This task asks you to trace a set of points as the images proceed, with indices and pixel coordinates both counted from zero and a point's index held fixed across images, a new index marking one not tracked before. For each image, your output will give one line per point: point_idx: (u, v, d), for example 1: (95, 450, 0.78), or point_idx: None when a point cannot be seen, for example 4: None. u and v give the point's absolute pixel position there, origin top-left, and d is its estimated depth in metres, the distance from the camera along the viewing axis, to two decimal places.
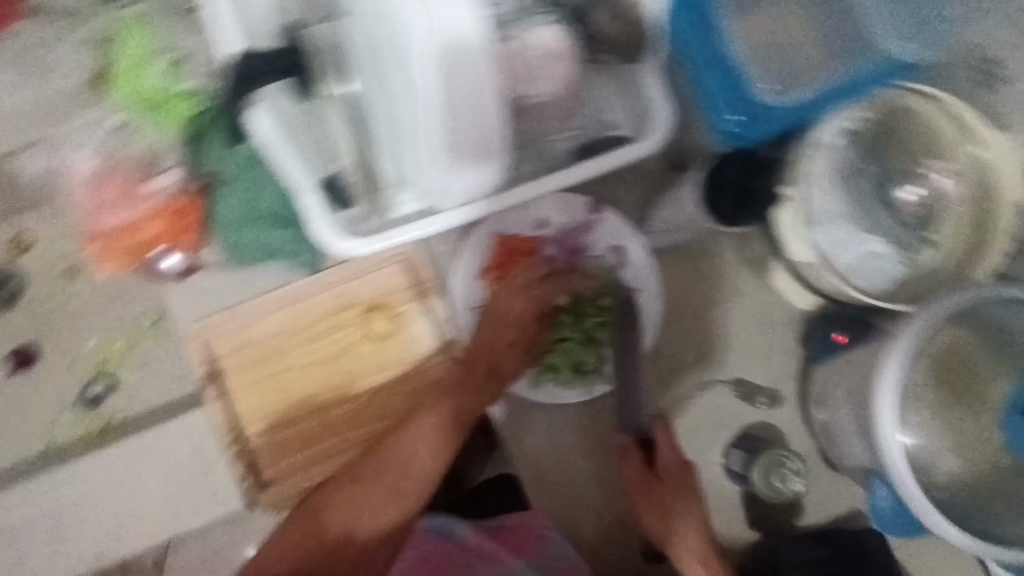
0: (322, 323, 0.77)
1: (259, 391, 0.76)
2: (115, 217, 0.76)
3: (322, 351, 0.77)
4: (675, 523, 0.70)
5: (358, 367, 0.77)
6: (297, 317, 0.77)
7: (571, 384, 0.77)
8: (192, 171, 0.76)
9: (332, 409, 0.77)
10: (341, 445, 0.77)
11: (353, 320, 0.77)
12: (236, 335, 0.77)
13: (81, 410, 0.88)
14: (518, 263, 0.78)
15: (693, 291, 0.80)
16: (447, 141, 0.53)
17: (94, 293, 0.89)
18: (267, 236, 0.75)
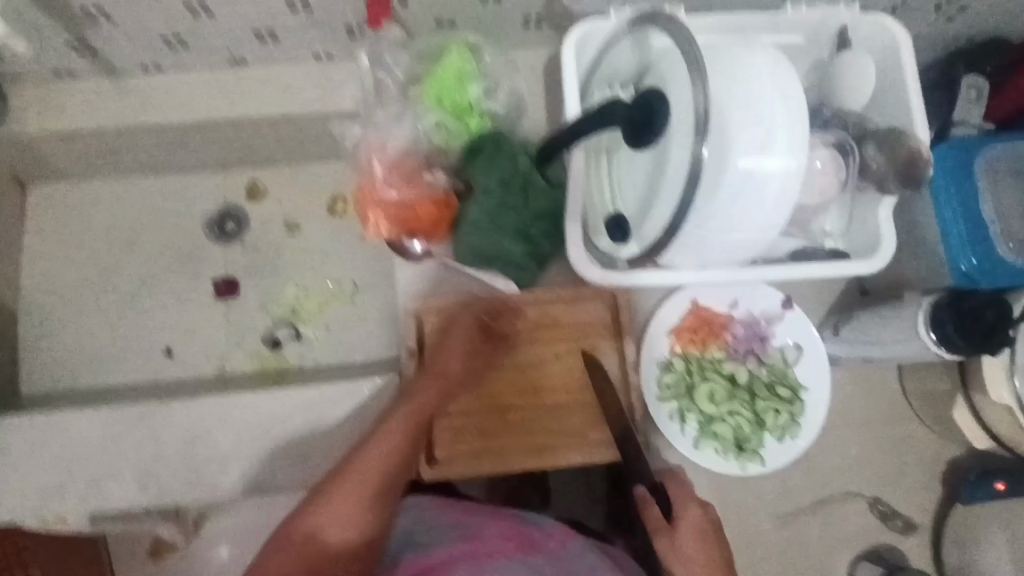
0: (525, 334, 0.85)
1: (454, 377, 0.84)
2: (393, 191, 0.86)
3: (519, 358, 0.85)
4: (691, 562, 0.72)
5: (544, 383, 0.84)
6: (505, 323, 0.86)
7: (729, 456, 0.83)
8: (456, 174, 0.86)
9: (512, 411, 0.83)
10: (511, 447, 0.83)
11: (553, 339, 0.85)
12: (449, 321, 0.85)
13: (263, 347, 0.97)
14: (709, 332, 0.86)
15: (854, 404, 0.86)
16: (732, 220, 0.66)
17: (314, 248, 1.01)
18: (502, 244, 0.83)
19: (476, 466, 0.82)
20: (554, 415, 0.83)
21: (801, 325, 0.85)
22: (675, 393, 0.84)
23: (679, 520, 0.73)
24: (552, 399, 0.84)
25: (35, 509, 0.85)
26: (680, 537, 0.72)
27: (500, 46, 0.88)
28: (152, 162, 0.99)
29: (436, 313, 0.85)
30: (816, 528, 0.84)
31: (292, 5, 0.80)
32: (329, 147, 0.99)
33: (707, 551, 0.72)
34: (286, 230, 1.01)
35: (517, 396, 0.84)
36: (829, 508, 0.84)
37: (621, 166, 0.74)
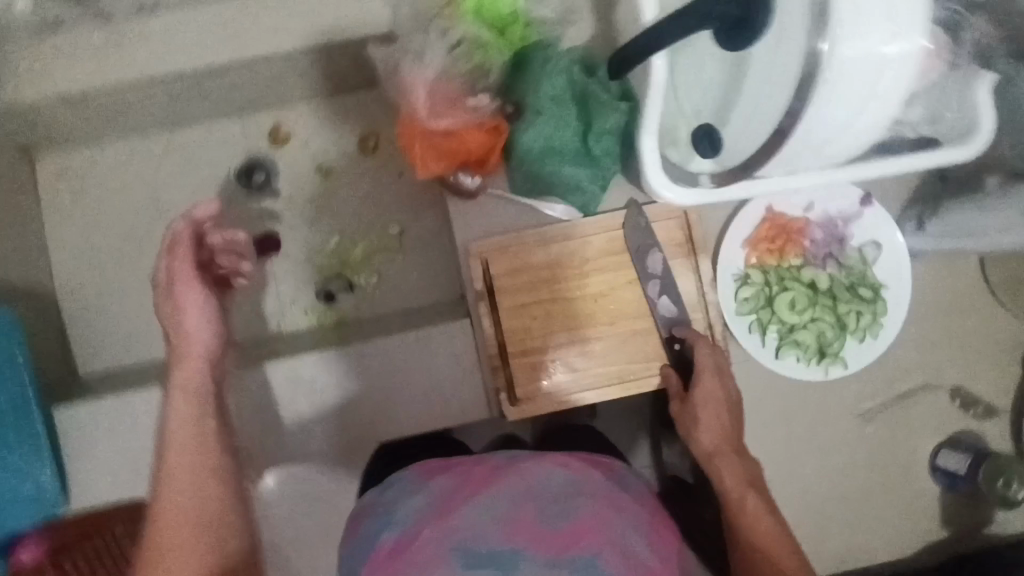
0: (594, 261, 0.82)
1: (527, 315, 0.81)
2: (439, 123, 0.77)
3: (590, 287, 0.81)
4: (699, 420, 0.76)
5: (621, 310, 0.81)
6: (572, 253, 0.82)
7: (812, 363, 0.82)
8: (500, 96, 0.80)
9: (589, 343, 0.81)
10: (593, 378, 0.81)
11: (622, 263, 0.82)
12: (516, 258, 0.81)
13: (314, 302, 0.94)
14: (785, 239, 0.82)
15: (935, 296, 0.84)
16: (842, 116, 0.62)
17: (352, 192, 0.95)
18: (562, 169, 0.79)
19: (559, 401, 0.81)
20: (631, 343, 0.81)
21: (880, 221, 0.82)
22: (754, 305, 0.81)
23: (695, 390, 0.77)
24: (629, 324, 0.81)
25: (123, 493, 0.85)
26: (695, 406, 0.76)
27: None
28: (164, 117, 0.92)
29: (498, 250, 0.81)
30: (899, 423, 0.85)
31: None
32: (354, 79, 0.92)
33: (719, 417, 0.76)
34: (320, 175, 0.96)
35: (593, 326, 0.81)
36: (912, 402, 0.85)
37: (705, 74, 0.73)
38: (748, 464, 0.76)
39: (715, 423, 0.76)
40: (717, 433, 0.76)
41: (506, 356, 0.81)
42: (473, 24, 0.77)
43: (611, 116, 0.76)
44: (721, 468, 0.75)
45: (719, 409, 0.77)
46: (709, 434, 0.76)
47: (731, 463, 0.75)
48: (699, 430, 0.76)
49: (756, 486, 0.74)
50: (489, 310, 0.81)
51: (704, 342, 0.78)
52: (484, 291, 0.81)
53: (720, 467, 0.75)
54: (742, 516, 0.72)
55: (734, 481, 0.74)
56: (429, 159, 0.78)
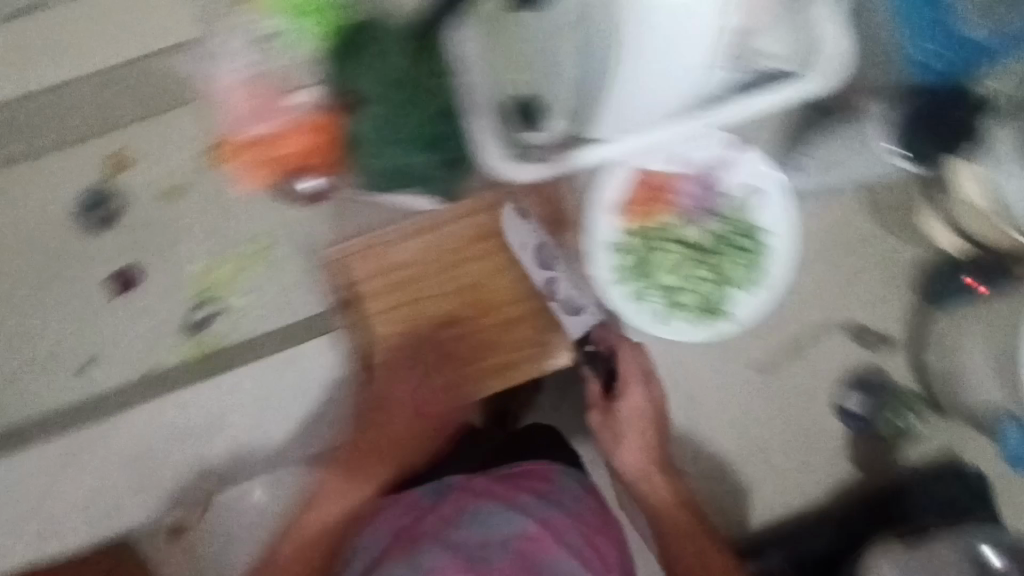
0: (457, 252, 0.78)
1: (399, 319, 0.78)
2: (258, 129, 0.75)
3: (456, 281, 0.78)
4: (623, 439, 0.77)
5: (493, 299, 0.78)
6: (435, 248, 0.77)
7: (700, 323, 0.79)
8: (333, 89, 0.71)
9: (465, 339, 0.78)
10: (475, 373, 0.79)
11: (486, 251, 0.78)
12: (374, 261, 0.77)
13: (183, 335, 0.88)
14: (656, 199, 0.77)
15: (817, 235, 0.81)
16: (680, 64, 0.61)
17: (201, 211, 0.87)
18: (409, 160, 0.72)
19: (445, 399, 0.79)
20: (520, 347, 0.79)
21: (759, 164, 0.77)
22: (634, 273, 0.78)
23: (621, 407, 0.77)
24: (504, 313, 0.79)
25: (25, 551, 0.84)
26: (619, 423, 0.77)
27: None
28: None
29: (357, 256, 0.77)
30: (799, 369, 0.82)
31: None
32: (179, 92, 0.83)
33: (642, 432, 0.77)
34: (164, 198, 0.87)
35: (468, 319, 0.79)
36: (812, 346, 0.82)
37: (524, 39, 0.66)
38: (676, 485, 0.78)
39: (640, 440, 0.77)
40: (641, 452, 0.77)
41: (381, 361, 0.79)
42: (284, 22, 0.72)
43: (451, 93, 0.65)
44: (650, 491, 0.77)
45: (644, 420, 0.77)
46: (635, 454, 0.77)
47: (657, 483, 0.77)
48: (624, 450, 0.77)
49: (687, 505, 0.77)
50: (361, 319, 0.79)
51: (631, 352, 0.78)
52: (350, 300, 0.78)
53: (645, 483, 0.78)
54: (671, 536, 0.76)
55: (665, 505, 0.77)
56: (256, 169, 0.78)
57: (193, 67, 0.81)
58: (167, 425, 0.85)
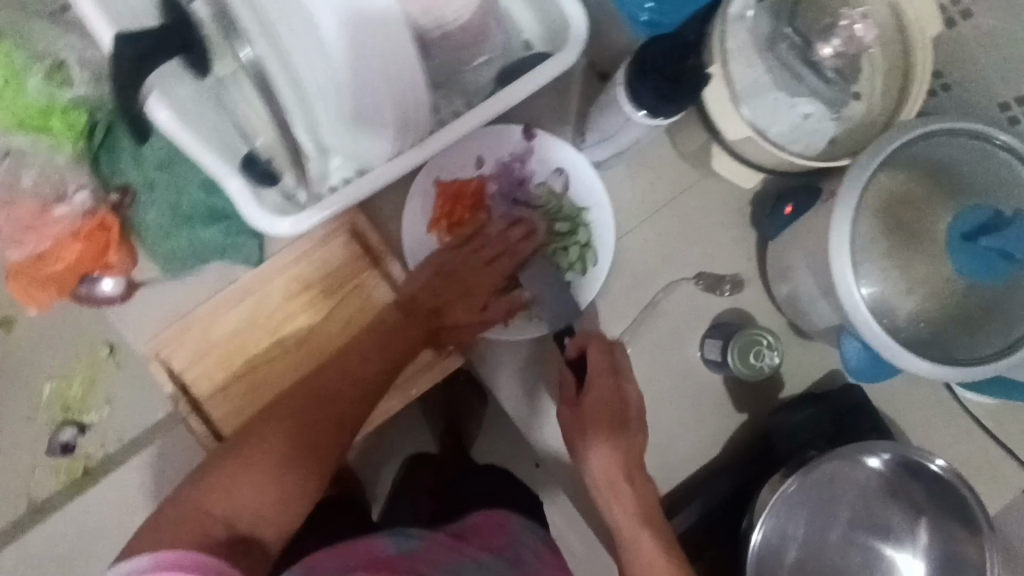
0: (280, 312, 0.75)
1: (232, 398, 0.74)
2: (32, 251, 0.71)
3: (288, 340, 0.75)
4: (592, 436, 0.70)
5: (330, 347, 0.75)
6: (254, 314, 0.75)
7: (541, 314, 0.76)
8: (102, 187, 0.72)
9: None
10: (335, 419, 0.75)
11: (309, 302, 0.76)
12: (196, 345, 0.74)
13: (56, 458, 0.86)
14: (462, 206, 0.76)
15: (637, 195, 0.80)
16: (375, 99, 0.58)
17: (40, 335, 0.86)
18: (199, 232, 0.73)
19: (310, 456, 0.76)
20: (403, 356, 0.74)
21: (554, 147, 0.77)
22: None
23: (589, 398, 0.71)
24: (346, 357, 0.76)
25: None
26: (590, 416, 0.70)
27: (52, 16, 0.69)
28: None
29: (173, 346, 0.74)
30: (659, 331, 0.80)
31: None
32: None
33: (615, 436, 0.70)
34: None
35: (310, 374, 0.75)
36: (661, 306, 0.80)
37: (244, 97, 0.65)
38: (643, 491, 0.70)
39: (612, 443, 0.70)
40: (611, 458, 0.70)
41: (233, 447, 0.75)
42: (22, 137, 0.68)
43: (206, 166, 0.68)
44: (609, 499, 0.70)
45: (617, 419, 0.71)
46: (602, 458, 0.70)
47: (620, 490, 0.70)
48: (591, 451, 0.70)
49: (651, 519, 0.69)
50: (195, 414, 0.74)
51: (600, 342, 0.73)
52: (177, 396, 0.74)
53: (610, 492, 0.70)
54: (626, 541, 0.69)
55: (625, 514, 0.69)
56: (42, 291, 0.73)
57: None
58: (65, 547, 0.86)
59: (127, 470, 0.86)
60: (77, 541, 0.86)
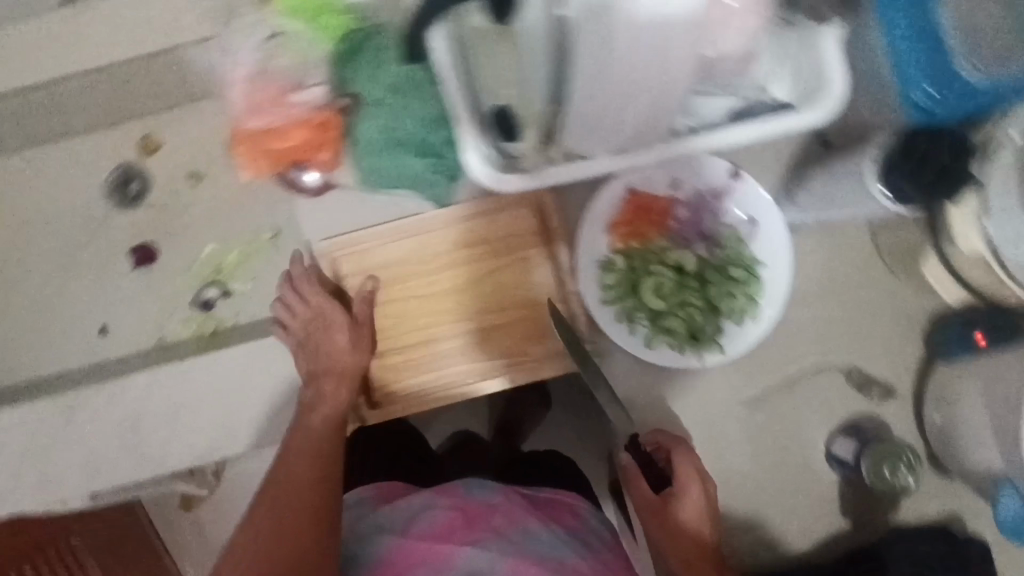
0: (444, 257, 0.79)
1: (377, 316, 0.79)
2: (262, 121, 0.74)
3: (441, 286, 0.79)
4: (682, 526, 0.72)
5: (476, 306, 0.78)
6: (423, 249, 0.79)
7: (683, 349, 0.77)
8: (336, 90, 0.74)
9: (445, 342, 0.79)
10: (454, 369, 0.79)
11: (472, 258, 0.79)
12: (366, 257, 0.79)
13: (194, 311, 0.93)
14: (648, 222, 0.77)
15: (819, 270, 0.78)
16: (644, 94, 0.57)
17: (215, 202, 0.93)
18: (406, 162, 0.75)
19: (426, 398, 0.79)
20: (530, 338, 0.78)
21: (756, 195, 0.77)
22: (619, 293, 0.77)
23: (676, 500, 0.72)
24: (484, 321, 0.78)
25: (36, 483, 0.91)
26: (675, 512, 0.72)
27: None
28: (25, 132, 0.91)
29: (346, 251, 0.79)
30: (786, 408, 0.79)
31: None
32: (185, 90, 0.88)
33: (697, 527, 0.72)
34: (190, 184, 0.93)
35: (449, 324, 0.79)
36: (800, 387, 0.79)
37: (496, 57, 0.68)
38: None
39: (695, 524, 0.72)
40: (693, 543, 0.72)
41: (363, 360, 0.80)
42: (290, 20, 0.73)
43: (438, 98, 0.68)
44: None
45: (703, 522, 0.72)
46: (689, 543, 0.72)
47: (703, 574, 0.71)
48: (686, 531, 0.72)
49: None
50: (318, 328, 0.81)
51: (688, 448, 0.73)
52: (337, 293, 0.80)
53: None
54: None
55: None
56: (257, 161, 0.75)
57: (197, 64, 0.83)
58: (162, 402, 0.89)
59: (234, 350, 0.89)
60: (175, 397, 0.89)
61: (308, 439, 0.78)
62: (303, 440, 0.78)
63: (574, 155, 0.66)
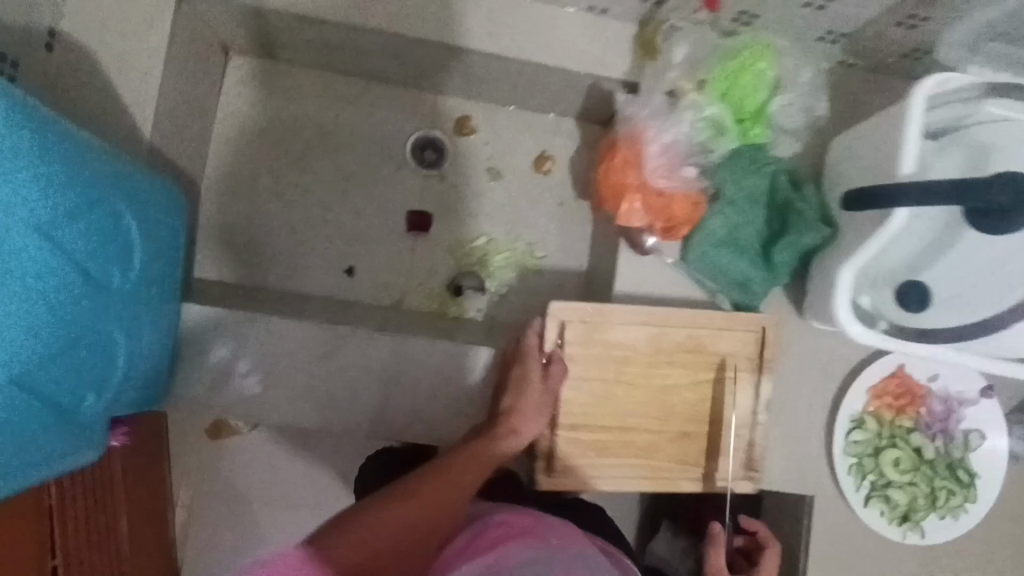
0: (663, 354, 0.83)
1: (585, 386, 0.82)
2: (657, 183, 0.77)
3: (651, 381, 0.83)
4: None
5: (678, 409, 0.83)
6: (648, 339, 0.82)
7: (895, 521, 0.85)
8: (708, 178, 0.80)
9: (637, 433, 0.83)
10: (637, 463, 0.83)
11: (686, 365, 0.83)
12: (592, 329, 0.81)
13: (443, 290, 0.95)
14: (904, 398, 0.86)
15: (1013, 499, 0.89)
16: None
17: (505, 202, 0.97)
18: (737, 263, 0.81)
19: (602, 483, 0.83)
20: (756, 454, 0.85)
21: (990, 413, 0.87)
22: (860, 450, 0.85)
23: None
24: (676, 425, 0.83)
25: (226, 395, 0.84)
26: None
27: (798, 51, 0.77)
28: (367, 65, 0.92)
29: (578, 318, 0.81)
30: None
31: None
32: (539, 99, 0.94)
33: None
34: (489, 176, 0.97)
35: (644, 415, 0.83)
36: None
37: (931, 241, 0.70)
38: None
39: None
40: None
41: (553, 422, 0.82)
42: (722, 116, 0.76)
43: (809, 233, 0.78)
44: None
45: None
46: None
47: None
48: None
49: None
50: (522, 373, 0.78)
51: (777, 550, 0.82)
52: (555, 356, 0.80)
53: None
54: None
55: None
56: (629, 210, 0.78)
57: (576, 86, 0.88)
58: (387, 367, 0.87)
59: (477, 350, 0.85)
60: None
61: (462, 470, 0.65)
62: (464, 466, 0.66)
63: (912, 334, 0.72)
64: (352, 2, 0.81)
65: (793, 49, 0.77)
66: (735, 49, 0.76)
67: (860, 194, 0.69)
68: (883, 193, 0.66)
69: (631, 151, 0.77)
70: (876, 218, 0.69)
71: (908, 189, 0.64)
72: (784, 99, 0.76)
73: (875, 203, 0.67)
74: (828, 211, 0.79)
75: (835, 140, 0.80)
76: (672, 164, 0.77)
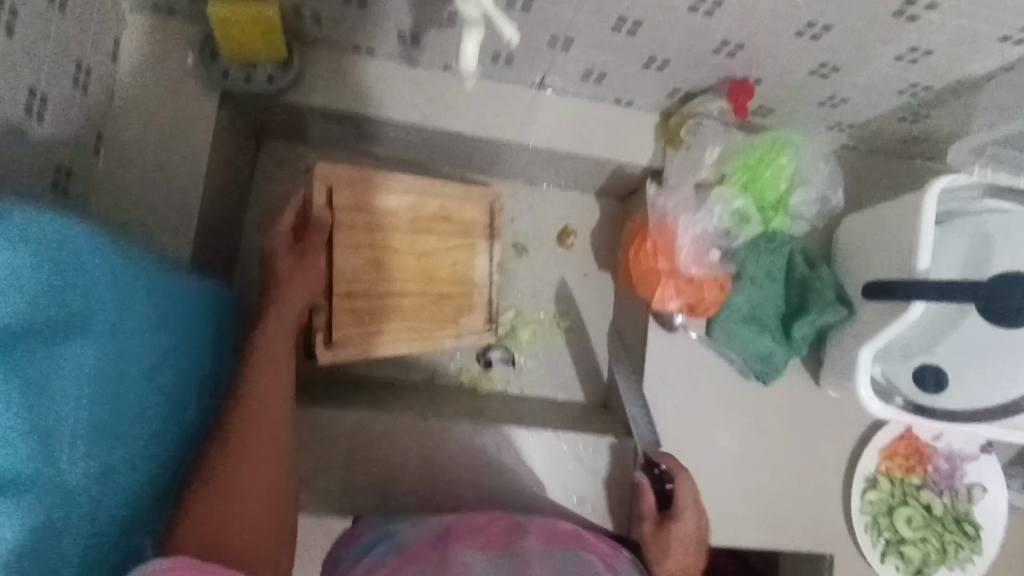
0: (428, 223, 0.86)
1: (360, 258, 0.80)
2: (689, 270, 0.81)
3: (418, 246, 0.85)
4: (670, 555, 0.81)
5: (438, 271, 0.87)
6: (412, 208, 0.85)
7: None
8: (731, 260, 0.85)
9: (407, 297, 0.85)
10: (404, 329, 0.84)
11: (442, 230, 0.88)
12: (364, 199, 0.80)
13: (473, 363, 0.98)
14: (913, 458, 0.92)
15: (1013, 549, 0.95)
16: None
17: (529, 275, 1.01)
18: (760, 338, 0.86)
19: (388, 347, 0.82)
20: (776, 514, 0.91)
21: (992, 470, 0.93)
22: (875, 509, 0.91)
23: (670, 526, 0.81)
24: (443, 287, 0.87)
25: None
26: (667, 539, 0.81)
27: (813, 145, 0.84)
28: (398, 149, 0.95)
29: (347, 181, 0.78)
30: None
31: (805, 31, 0.65)
32: (561, 178, 0.99)
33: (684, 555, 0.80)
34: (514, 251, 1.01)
35: (413, 281, 0.85)
36: None
37: (936, 332, 0.77)
38: None
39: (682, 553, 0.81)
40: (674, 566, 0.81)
41: (358, 299, 0.80)
42: (747, 206, 0.82)
43: (828, 313, 0.83)
44: None
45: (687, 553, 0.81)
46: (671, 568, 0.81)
47: None
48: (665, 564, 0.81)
49: None
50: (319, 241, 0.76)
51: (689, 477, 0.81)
52: (315, 217, 0.76)
53: None
54: None
55: None
56: (664, 293, 0.82)
57: (600, 170, 0.93)
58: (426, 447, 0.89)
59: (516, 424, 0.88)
60: None
61: (268, 369, 0.71)
62: (264, 384, 0.70)
63: (925, 408, 0.78)
64: (389, 96, 0.83)
65: (809, 145, 0.84)
66: (760, 145, 0.81)
67: (885, 289, 0.74)
68: (903, 289, 0.71)
69: (665, 238, 0.82)
70: (899, 311, 0.73)
71: (924, 287, 0.69)
72: (803, 190, 0.83)
73: (895, 298, 0.73)
74: (844, 293, 0.85)
75: (846, 222, 0.87)
76: (702, 251, 0.82)
